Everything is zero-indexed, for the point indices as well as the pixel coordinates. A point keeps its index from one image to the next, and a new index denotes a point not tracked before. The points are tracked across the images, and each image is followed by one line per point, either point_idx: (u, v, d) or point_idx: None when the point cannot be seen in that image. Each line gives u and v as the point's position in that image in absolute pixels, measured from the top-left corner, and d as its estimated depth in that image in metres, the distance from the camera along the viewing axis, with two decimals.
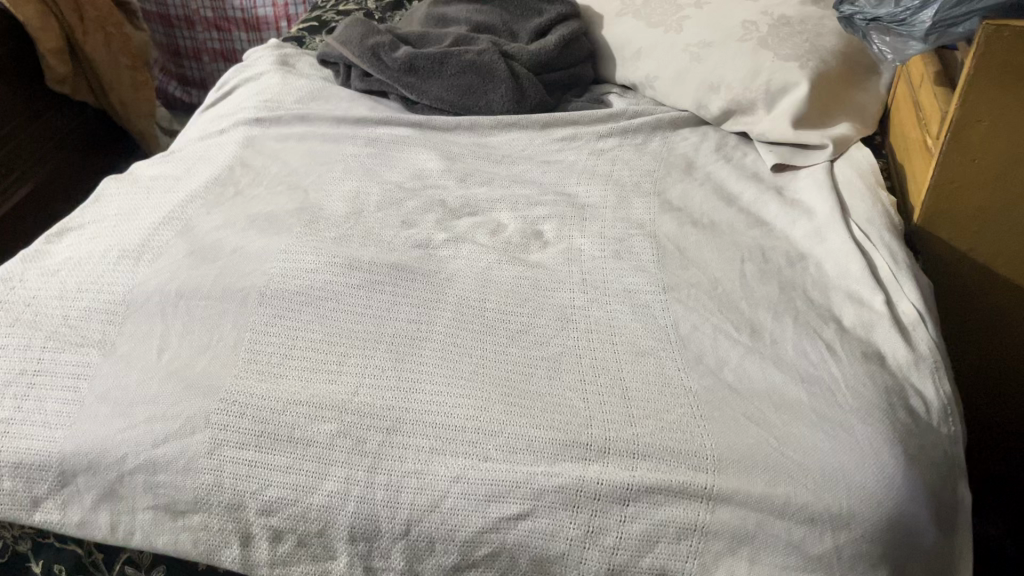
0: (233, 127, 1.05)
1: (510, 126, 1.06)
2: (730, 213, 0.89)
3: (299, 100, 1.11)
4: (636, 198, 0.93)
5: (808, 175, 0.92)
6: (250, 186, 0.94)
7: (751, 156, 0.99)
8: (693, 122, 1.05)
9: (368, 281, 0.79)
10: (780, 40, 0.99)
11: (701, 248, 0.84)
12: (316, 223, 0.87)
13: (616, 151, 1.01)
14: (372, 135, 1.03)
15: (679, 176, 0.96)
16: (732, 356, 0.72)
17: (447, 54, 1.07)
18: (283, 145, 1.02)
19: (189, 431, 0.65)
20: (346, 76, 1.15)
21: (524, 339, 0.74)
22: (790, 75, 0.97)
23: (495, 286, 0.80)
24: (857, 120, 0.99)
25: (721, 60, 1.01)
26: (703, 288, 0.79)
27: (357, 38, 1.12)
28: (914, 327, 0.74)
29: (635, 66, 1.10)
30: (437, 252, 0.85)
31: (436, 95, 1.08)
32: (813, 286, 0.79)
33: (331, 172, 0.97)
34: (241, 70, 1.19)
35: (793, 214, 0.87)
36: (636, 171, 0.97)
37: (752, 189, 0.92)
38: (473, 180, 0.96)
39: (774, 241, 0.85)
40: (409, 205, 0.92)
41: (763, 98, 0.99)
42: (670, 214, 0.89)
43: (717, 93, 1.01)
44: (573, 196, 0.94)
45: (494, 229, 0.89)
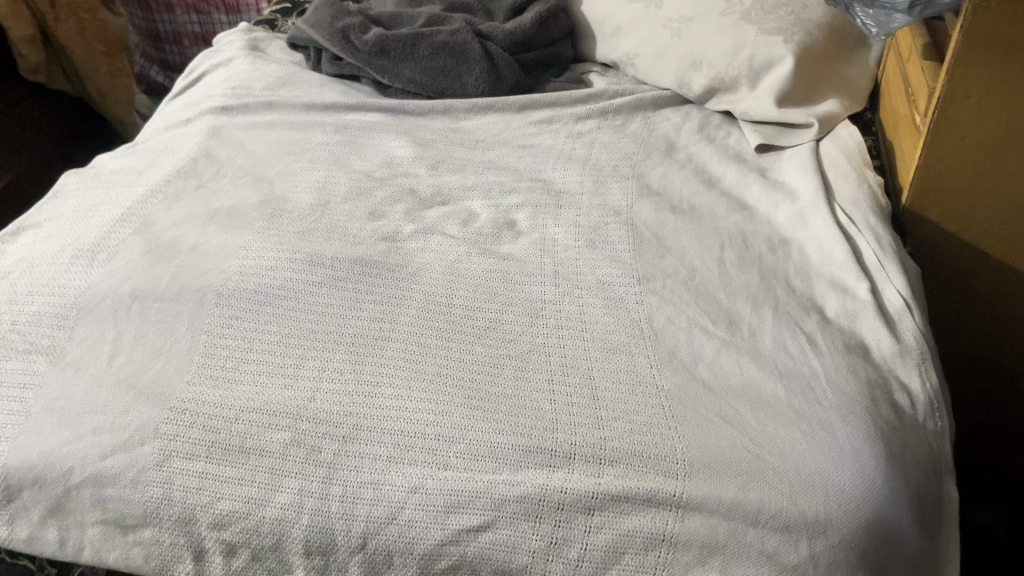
0: (198, 117, 1.01)
1: (486, 109, 1.02)
2: (710, 198, 0.86)
3: (268, 86, 1.07)
4: (613, 183, 0.89)
5: (793, 155, 0.88)
6: (213, 178, 0.91)
7: (735, 136, 0.95)
8: (675, 101, 1.01)
9: (330, 278, 0.76)
10: (764, 13, 0.95)
11: (679, 235, 0.81)
12: (279, 217, 0.84)
13: (594, 134, 0.97)
14: (341, 121, 1.00)
15: (659, 159, 0.92)
16: (708, 351, 0.68)
17: (418, 35, 1.04)
18: (249, 134, 0.98)
19: (137, 442, 0.62)
20: (316, 60, 1.10)
21: (491, 337, 0.71)
22: (775, 49, 0.93)
23: (463, 281, 0.77)
24: (846, 96, 0.94)
25: (702, 36, 0.97)
26: (680, 278, 0.75)
27: (327, 20, 1.08)
28: (900, 317, 0.70)
29: (616, 43, 1.06)
30: (405, 244, 0.82)
31: (408, 78, 1.04)
32: (795, 274, 0.75)
33: (297, 162, 0.93)
34: (210, 55, 1.15)
35: (776, 197, 0.83)
36: (614, 155, 0.93)
37: (734, 171, 0.89)
38: (444, 167, 0.93)
39: (756, 227, 0.81)
40: (377, 195, 0.88)
41: (747, 75, 0.94)
42: (648, 200, 0.86)
43: (699, 70, 0.97)
44: (549, 182, 0.90)
45: (464, 220, 0.85)
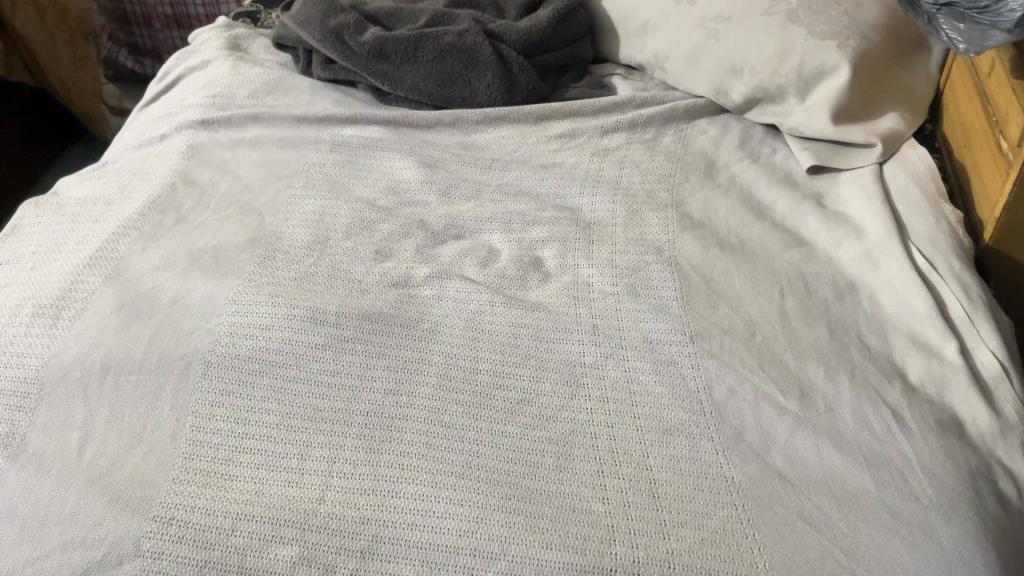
0: (175, 132, 0.90)
1: (499, 121, 0.91)
2: (762, 231, 0.76)
3: (253, 93, 0.96)
4: (650, 212, 0.79)
5: (853, 180, 0.78)
6: (194, 210, 0.80)
7: (781, 153, 0.85)
8: (710, 110, 0.91)
9: (335, 338, 0.66)
10: (814, 14, 0.84)
11: (731, 279, 0.71)
12: (273, 259, 0.74)
13: (622, 151, 0.87)
14: (337, 138, 0.89)
15: (699, 182, 0.82)
16: (780, 431, 0.59)
17: (422, 37, 0.92)
18: (233, 154, 0.87)
19: (112, 563, 0.53)
20: (306, 63, 0.99)
21: (525, 414, 0.61)
22: (828, 55, 0.82)
23: (489, 339, 0.67)
24: (906, 109, 0.84)
25: (743, 39, 0.86)
26: (738, 335, 0.66)
27: (317, 17, 0.96)
28: (996, 385, 0.61)
29: (642, 43, 0.95)
30: (419, 291, 0.72)
31: (411, 84, 0.93)
32: (870, 329, 0.66)
33: (289, 189, 0.82)
34: (185, 56, 1.03)
35: (838, 232, 0.74)
36: (648, 177, 0.83)
37: (786, 197, 0.79)
38: (457, 193, 0.82)
39: (817, 269, 0.71)
40: (383, 229, 0.78)
41: (796, 84, 0.84)
42: (691, 234, 0.76)
43: (739, 77, 0.87)
44: (576, 211, 0.80)
45: (484, 259, 0.75)
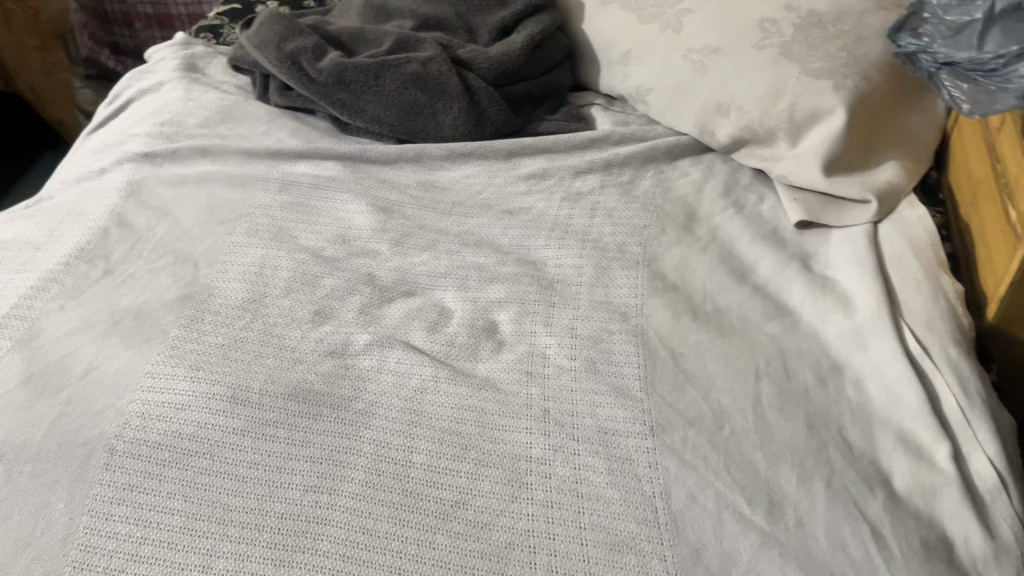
0: (116, 165, 0.83)
1: (466, 157, 0.84)
2: (741, 298, 0.68)
3: (204, 121, 0.89)
4: (619, 271, 0.72)
5: (845, 240, 0.71)
6: (124, 259, 0.74)
7: (769, 203, 0.77)
8: (694, 150, 0.84)
9: (255, 423, 0.59)
10: (809, 50, 0.76)
11: (702, 355, 0.64)
12: (200, 321, 0.67)
13: (595, 196, 0.79)
14: (287, 176, 0.82)
15: (676, 235, 0.75)
16: (742, 550, 0.52)
17: (384, 65, 0.85)
18: (174, 193, 0.80)
19: None
20: (263, 88, 0.92)
21: (458, 521, 0.54)
22: (822, 98, 0.74)
23: (427, 424, 0.60)
24: (909, 157, 0.77)
25: (731, 75, 0.79)
26: (704, 426, 0.59)
27: (273, 40, 0.89)
28: (993, 499, 0.54)
29: (625, 73, 0.87)
30: (357, 361, 0.65)
31: (372, 116, 0.86)
32: (853, 423, 0.59)
33: (229, 236, 0.76)
34: (139, 75, 0.96)
35: (824, 303, 0.66)
36: (620, 228, 0.76)
37: (770, 257, 0.71)
38: (411, 243, 0.75)
39: (798, 346, 0.64)
40: (326, 285, 0.71)
41: (787, 128, 0.76)
42: (662, 298, 0.69)
43: (726, 116, 0.80)
44: (539, 267, 0.73)
45: (432, 322, 0.69)
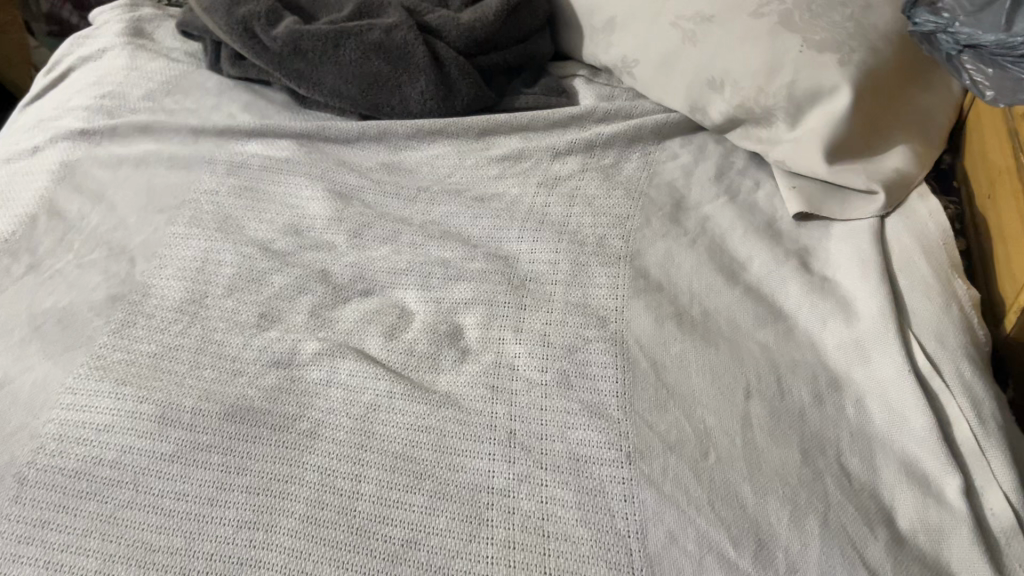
0: (49, 144, 0.76)
1: (434, 136, 0.77)
2: (731, 300, 0.62)
3: (148, 94, 0.81)
4: (598, 267, 0.65)
5: (849, 235, 0.64)
6: (52, 252, 0.67)
7: (765, 190, 0.70)
8: (684, 128, 0.76)
9: (185, 448, 0.53)
10: (811, 20, 0.68)
11: (686, 368, 0.58)
12: (132, 326, 0.60)
13: (573, 183, 0.72)
14: (236, 157, 0.74)
15: (662, 227, 0.68)
16: None
17: (342, 32, 0.77)
18: (112, 175, 0.73)
19: None
20: (214, 57, 0.84)
21: (408, 564, 0.48)
22: (825, 74, 0.67)
23: (378, 449, 0.54)
24: (921, 139, 0.69)
25: (725, 46, 0.71)
26: (687, 452, 0.53)
27: (223, 4, 0.80)
28: (1008, 542, 0.48)
29: (608, 41, 0.79)
30: (304, 373, 0.59)
31: (332, 88, 0.78)
32: (853, 449, 0.53)
33: (169, 226, 0.69)
34: (81, 40, 0.88)
35: (823, 309, 0.60)
36: (601, 218, 0.69)
37: (765, 253, 0.64)
38: (371, 234, 0.69)
39: (794, 358, 0.58)
40: (274, 283, 0.64)
41: (786, 107, 0.69)
42: (644, 300, 0.62)
43: (720, 93, 0.72)
44: (511, 263, 0.67)
45: (390, 327, 0.62)
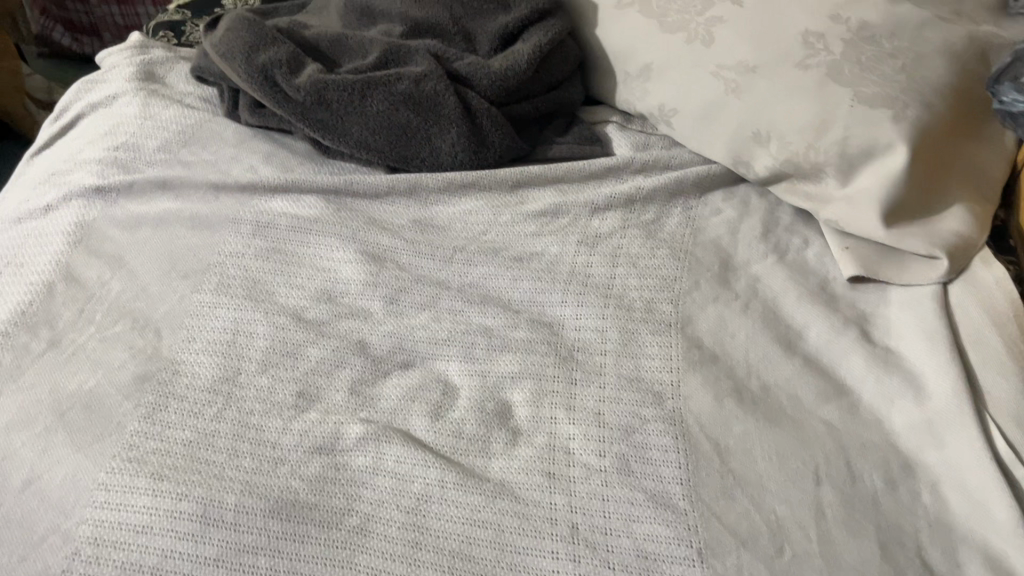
0: (61, 202, 0.72)
1: (467, 190, 0.74)
2: (791, 373, 0.60)
3: (164, 145, 0.78)
4: (649, 337, 0.62)
5: (912, 302, 0.62)
6: (73, 325, 0.63)
7: (815, 249, 0.68)
8: (726, 181, 0.74)
9: (230, 550, 0.50)
10: (862, 74, 0.66)
11: (751, 452, 0.55)
12: (163, 410, 0.57)
13: (615, 240, 0.70)
14: (262, 216, 0.71)
15: (711, 290, 0.65)
16: None
17: (369, 82, 0.74)
18: (131, 237, 0.69)
19: None
20: (233, 103, 0.81)
21: None
22: (879, 131, 0.64)
23: (434, 548, 0.51)
24: (977, 195, 0.67)
25: (771, 99, 0.69)
26: (761, 548, 0.50)
27: (242, 51, 0.77)
28: None
29: (644, 89, 0.77)
30: (350, 460, 0.55)
31: (358, 140, 0.74)
32: (933, 542, 0.50)
33: (195, 293, 0.65)
34: (89, 85, 0.84)
35: (889, 385, 0.57)
36: (647, 280, 0.66)
37: (821, 320, 0.62)
38: (408, 300, 0.66)
39: (862, 439, 0.55)
40: (310, 357, 0.61)
41: (837, 164, 0.66)
42: (700, 374, 0.60)
43: (766, 147, 0.70)
44: (556, 330, 0.64)
45: (435, 405, 0.59)
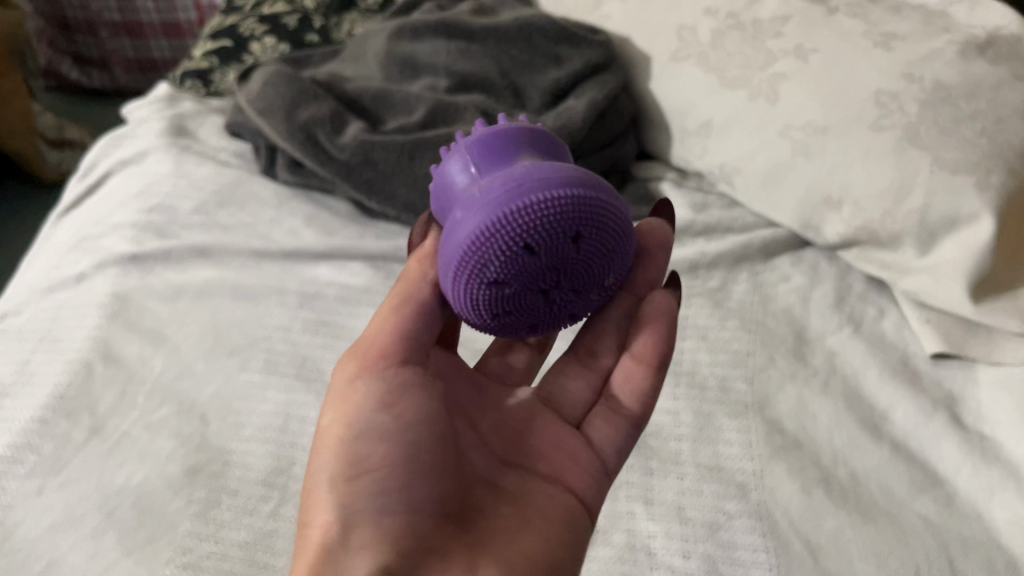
0: (95, 271, 0.68)
1: None
2: (880, 460, 0.56)
3: (200, 206, 0.74)
4: (725, 419, 0.59)
5: (1003, 383, 0.59)
6: (115, 409, 0.59)
7: (892, 320, 0.65)
8: (791, 244, 0.72)
9: None
10: (940, 137, 0.63)
11: (847, 550, 0.51)
12: (216, 507, 0.53)
13: (680, 310, 0.66)
14: (308, 286, 0.68)
15: (788, 367, 0.62)
16: None
17: (419, 143, 0.70)
18: (171, 309, 0.66)
19: None
20: (268, 160, 0.77)
21: None
22: (962, 200, 0.61)
23: None
24: None
25: (843, 161, 0.66)
26: None
27: (283, 107, 0.73)
28: None
29: (704, 146, 0.75)
30: None
31: (406, 202, 0.71)
32: None
33: (243, 372, 0.61)
34: (118, 143, 0.82)
35: (986, 475, 0.54)
36: (718, 355, 0.63)
37: (907, 401, 0.59)
38: None
39: (963, 534, 0.51)
40: None
41: (915, 234, 0.63)
42: (785, 462, 0.56)
43: (837, 212, 0.67)
44: None
45: None
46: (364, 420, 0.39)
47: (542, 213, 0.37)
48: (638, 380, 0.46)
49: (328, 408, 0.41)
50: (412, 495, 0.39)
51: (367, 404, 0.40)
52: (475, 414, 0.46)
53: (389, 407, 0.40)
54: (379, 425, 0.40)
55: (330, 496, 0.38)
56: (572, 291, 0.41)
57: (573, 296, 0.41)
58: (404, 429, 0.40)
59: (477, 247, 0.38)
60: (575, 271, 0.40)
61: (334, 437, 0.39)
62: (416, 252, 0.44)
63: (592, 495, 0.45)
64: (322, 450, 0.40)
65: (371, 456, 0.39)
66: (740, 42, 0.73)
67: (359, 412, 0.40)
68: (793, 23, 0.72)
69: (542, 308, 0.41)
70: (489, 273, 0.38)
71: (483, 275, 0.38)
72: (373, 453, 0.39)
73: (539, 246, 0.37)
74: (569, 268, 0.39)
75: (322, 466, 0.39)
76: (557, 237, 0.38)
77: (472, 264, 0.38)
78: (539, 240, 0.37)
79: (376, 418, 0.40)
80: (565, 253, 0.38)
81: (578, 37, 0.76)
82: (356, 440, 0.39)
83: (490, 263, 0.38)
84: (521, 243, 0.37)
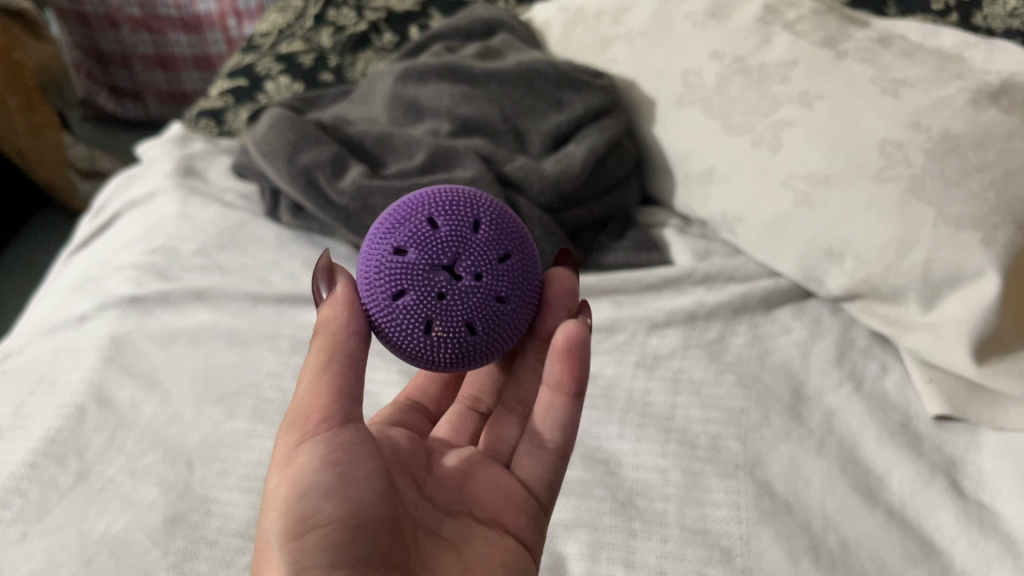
0: (96, 312, 0.69)
1: None
2: (873, 528, 0.54)
3: (202, 248, 0.75)
4: (714, 478, 0.57)
5: (1010, 450, 0.56)
6: (102, 455, 0.59)
7: (894, 378, 0.63)
8: (793, 295, 0.70)
9: None
10: (945, 188, 0.61)
11: None
12: (193, 559, 0.52)
13: (675, 362, 0.65)
14: (302, 332, 0.68)
15: (783, 426, 0.60)
16: None
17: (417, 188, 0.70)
18: (165, 354, 0.66)
19: None
20: (272, 203, 0.79)
21: None
22: (968, 256, 0.59)
23: None
24: None
25: (844, 213, 0.65)
26: None
27: (284, 151, 0.74)
28: None
29: (707, 193, 0.74)
30: None
31: None
32: None
33: (230, 420, 0.61)
34: (129, 185, 0.84)
35: (982, 549, 0.51)
36: (712, 412, 0.61)
37: (905, 464, 0.57)
38: None
39: None
40: None
41: (919, 288, 0.62)
42: (773, 527, 0.54)
43: (839, 265, 0.65)
44: (612, 469, 0.58)
45: None
46: (306, 480, 0.38)
47: (495, 225, 0.44)
48: (557, 410, 0.49)
49: (273, 475, 0.40)
50: (354, 551, 0.38)
51: (312, 462, 0.39)
52: (416, 473, 0.47)
53: (331, 464, 0.39)
54: (324, 482, 0.39)
55: (278, 554, 0.37)
56: (461, 316, 0.42)
57: (424, 324, 0.42)
58: (347, 484, 0.39)
59: (461, 204, 0.44)
60: (474, 265, 0.42)
61: (280, 500, 0.38)
62: (336, 309, 0.43)
63: (528, 533, 0.47)
64: (269, 513, 0.39)
65: (319, 514, 0.38)
66: (744, 87, 0.72)
67: (303, 471, 0.39)
68: (799, 68, 0.70)
69: (422, 249, 0.42)
70: (405, 246, 0.42)
71: (423, 217, 0.43)
72: (318, 510, 0.38)
73: (440, 228, 0.43)
74: (468, 279, 0.42)
75: (269, 527, 0.38)
76: (459, 225, 0.43)
77: (459, 209, 0.44)
78: (445, 230, 0.43)
79: (321, 477, 0.39)
80: (473, 245, 0.43)
81: (579, 82, 0.76)
82: (301, 499, 0.38)
83: (438, 210, 0.43)
84: (474, 221, 0.43)
